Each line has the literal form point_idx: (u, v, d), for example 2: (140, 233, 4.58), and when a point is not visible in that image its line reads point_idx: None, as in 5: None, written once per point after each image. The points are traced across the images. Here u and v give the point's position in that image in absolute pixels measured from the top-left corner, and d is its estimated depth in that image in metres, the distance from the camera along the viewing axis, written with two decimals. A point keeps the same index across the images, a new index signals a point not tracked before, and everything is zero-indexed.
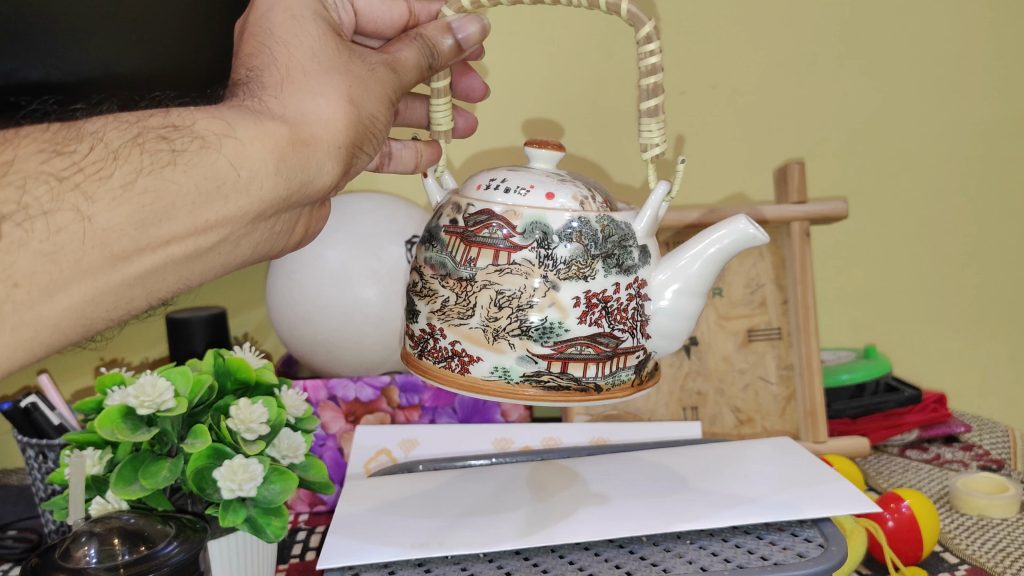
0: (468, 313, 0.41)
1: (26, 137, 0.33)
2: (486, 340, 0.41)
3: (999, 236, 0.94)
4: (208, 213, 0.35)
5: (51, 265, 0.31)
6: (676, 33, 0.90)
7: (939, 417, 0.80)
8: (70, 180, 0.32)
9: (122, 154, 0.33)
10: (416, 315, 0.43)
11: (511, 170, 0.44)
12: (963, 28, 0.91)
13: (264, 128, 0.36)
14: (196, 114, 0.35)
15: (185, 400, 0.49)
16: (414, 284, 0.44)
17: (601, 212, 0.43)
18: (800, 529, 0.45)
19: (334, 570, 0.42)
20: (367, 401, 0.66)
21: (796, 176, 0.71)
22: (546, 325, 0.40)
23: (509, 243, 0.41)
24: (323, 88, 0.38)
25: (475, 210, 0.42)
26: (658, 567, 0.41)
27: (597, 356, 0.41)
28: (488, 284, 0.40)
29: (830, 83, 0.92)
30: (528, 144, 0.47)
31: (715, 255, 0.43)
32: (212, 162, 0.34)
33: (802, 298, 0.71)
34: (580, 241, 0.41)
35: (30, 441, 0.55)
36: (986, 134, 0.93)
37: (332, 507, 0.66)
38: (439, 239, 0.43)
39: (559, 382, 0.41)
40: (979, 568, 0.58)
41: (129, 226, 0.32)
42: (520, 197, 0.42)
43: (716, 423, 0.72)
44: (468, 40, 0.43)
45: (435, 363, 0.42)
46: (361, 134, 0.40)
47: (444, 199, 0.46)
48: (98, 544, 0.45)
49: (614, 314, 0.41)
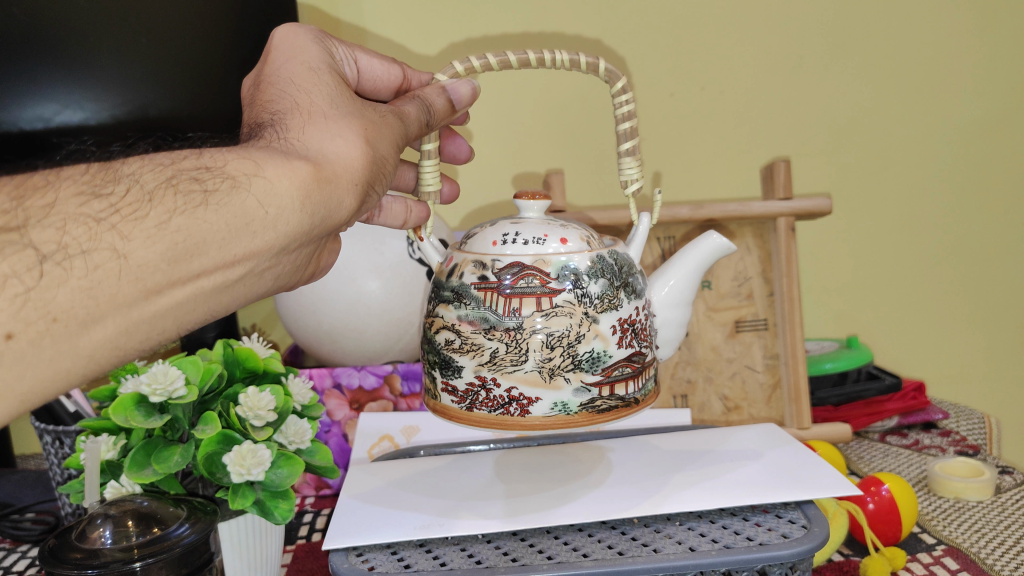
0: (522, 358, 0.43)
1: (66, 179, 0.33)
2: (543, 380, 0.43)
3: (978, 230, 0.98)
4: (236, 248, 0.35)
5: (88, 300, 0.31)
6: (666, 36, 0.93)
7: (918, 404, 0.84)
8: (106, 221, 0.31)
9: (156, 195, 0.33)
10: (457, 370, 0.45)
11: (515, 223, 0.47)
12: (943, 30, 0.94)
13: (292, 166, 0.36)
14: (226, 155, 0.36)
15: (196, 388, 0.48)
16: (449, 340, 0.45)
17: (606, 248, 0.47)
18: (784, 511, 0.47)
19: (337, 551, 0.43)
20: (371, 389, 0.68)
21: (782, 174, 0.73)
22: (594, 354, 0.44)
23: (547, 289, 0.44)
24: (342, 131, 0.39)
25: (505, 264, 0.45)
26: (650, 546, 0.43)
27: (633, 373, 0.45)
28: (537, 330, 0.43)
29: (815, 83, 0.95)
30: (518, 197, 0.50)
31: (695, 267, 0.50)
32: (243, 201, 0.34)
33: (787, 290, 0.73)
34: (604, 276, 0.45)
35: (47, 428, 0.60)
36: (965, 131, 0.96)
37: (337, 490, 0.70)
38: (472, 296, 0.44)
39: (609, 403, 0.44)
40: (955, 548, 0.59)
41: (163, 261, 0.32)
42: (541, 247, 0.45)
43: (704, 411, 0.75)
44: (460, 99, 0.47)
45: (491, 412, 0.44)
46: (376, 173, 0.41)
47: (452, 258, 0.47)
48: (113, 525, 0.42)
49: (641, 333, 0.46)
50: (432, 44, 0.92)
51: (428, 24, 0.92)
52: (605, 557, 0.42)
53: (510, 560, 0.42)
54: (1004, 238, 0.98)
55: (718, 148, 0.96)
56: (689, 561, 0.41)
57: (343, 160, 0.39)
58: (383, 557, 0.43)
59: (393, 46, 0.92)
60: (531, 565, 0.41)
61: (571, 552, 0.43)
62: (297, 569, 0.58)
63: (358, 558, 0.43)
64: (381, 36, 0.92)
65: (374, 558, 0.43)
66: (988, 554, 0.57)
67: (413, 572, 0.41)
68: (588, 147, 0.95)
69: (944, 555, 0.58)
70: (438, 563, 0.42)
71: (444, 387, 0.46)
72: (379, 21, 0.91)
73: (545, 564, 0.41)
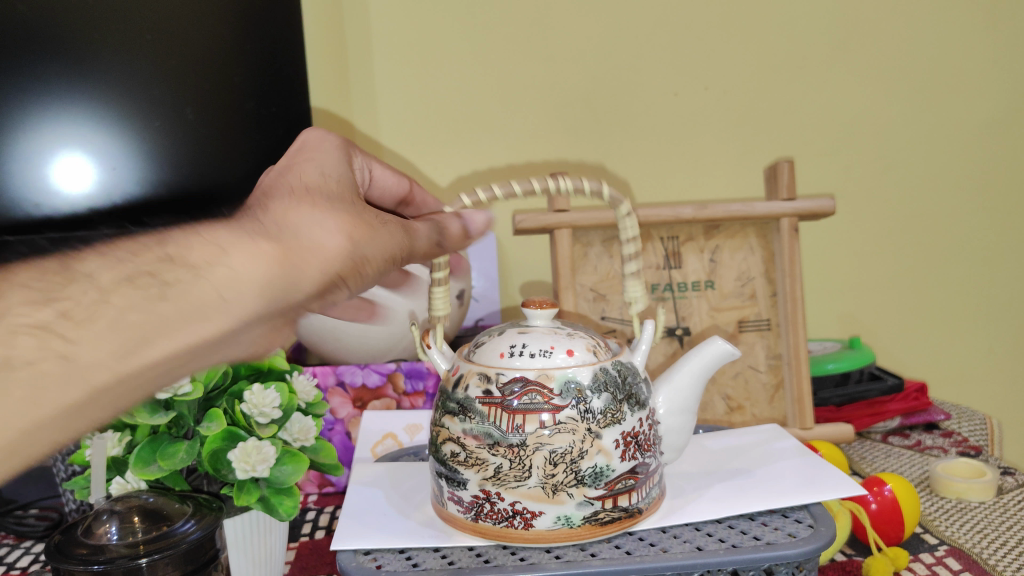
0: (525, 474, 0.43)
1: (24, 275, 0.30)
2: (546, 495, 0.43)
3: (979, 232, 0.98)
4: (186, 339, 0.31)
5: (31, 404, 0.28)
6: (669, 36, 0.93)
7: (919, 405, 0.84)
8: (54, 323, 0.29)
9: (109, 292, 0.30)
10: (462, 483, 0.44)
11: (523, 333, 0.48)
12: (946, 32, 0.94)
13: (258, 250, 0.33)
14: (190, 240, 0.32)
15: (201, 385, 0.48)
16: (454, 453, 0.44)
17: (613, 358, 0.47)
18: (791, 511, 0.47)
19: (345, 550, 0.43)
20: (375, 387, 0.68)
21: (786, 173, 0.73)
22: (597, 469, 0.43)
23: (550, 406, 0.43)
24: (323, 222, 0.36)
25: (508, 379, 0.44)
26: (657, 547, 0.43)
27: (636, 484, 0.45)
28: (540, 446, 0.42)
29: (817, 85, 0.95)
30: (527, 304, 0.50)
31: (700, 373, 0.50)
32: (199, 288, 0.31)
33: (790, 290, 0.73)
34: (608, 391, 0.45)
35: None
36: (968, 133, 0.96)
37: (341, 488, 0.71)
38: (477, 410, 0.44)
39: (612, 515, 0.44)
40: (957, 549, 0.59)
41: (112, 358, 0.29)
42: (547, 360, 0.45)
43: (706, 410, 0.75)
44: (474, 227, 0.46)
45: (494, 523, 0.43)
46: (351, 272, 0.37)
47: (458, 368, 0.47)
48: (119, 521, 0.42)
49: (644, 445, 0.45)
50: (436, 43, 0.92)
51: (433, 23, 0.92)
52: (614, 557, 0.42)
53: (517, 560, 0.42)
54: (1006, 239, 0.98)
55: (721, 148, 0.96)
56: (698, 560, 0.41)
57: (330, 255, 0.36)
58: (392, 556, 0.43)
59: (397, 45, 0.92)
60: (539, 564, 0.41)
61: (579, 551, 0.43)
62: (301, 566, 0.58)
63: (366, 557, 0.43)
64: (386, 35, 0.92)
65: (383, 557, 0.43)
66: (991, 555, 0.57)
67: (421, 571, 0.41)
68: (591, 146, 0.95)
69: (947, 555, 0.58)
70: (446, 562, 0.42)
71: (450, 496, 0.45)
72: (383, 19, 0.91)
73: (554, 564, 0.41)
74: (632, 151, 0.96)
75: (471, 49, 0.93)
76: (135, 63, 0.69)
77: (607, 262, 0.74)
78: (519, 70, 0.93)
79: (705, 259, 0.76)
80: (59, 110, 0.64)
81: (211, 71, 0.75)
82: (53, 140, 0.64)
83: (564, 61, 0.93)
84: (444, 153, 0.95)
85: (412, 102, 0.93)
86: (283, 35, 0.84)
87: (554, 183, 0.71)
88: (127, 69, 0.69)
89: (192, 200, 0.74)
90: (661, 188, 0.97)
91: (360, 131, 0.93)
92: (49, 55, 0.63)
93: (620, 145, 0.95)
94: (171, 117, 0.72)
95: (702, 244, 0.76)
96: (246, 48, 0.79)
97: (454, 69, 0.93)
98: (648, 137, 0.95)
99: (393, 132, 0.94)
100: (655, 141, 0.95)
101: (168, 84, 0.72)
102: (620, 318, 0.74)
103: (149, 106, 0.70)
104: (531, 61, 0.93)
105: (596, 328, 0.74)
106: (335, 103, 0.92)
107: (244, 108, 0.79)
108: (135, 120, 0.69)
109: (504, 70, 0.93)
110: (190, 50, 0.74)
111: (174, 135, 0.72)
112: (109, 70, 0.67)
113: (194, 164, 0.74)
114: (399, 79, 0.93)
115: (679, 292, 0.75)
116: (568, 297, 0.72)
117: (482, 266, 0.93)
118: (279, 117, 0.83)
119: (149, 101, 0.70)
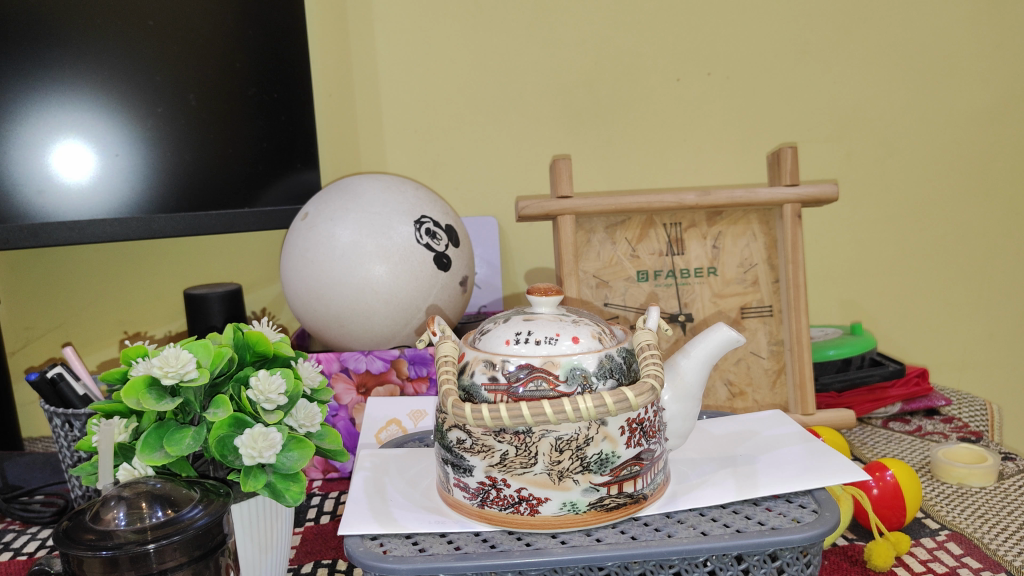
0: (531, 462, 0.43)
1: None
2: (552, 481, 0.43)
3: (980, 219, 0.98)
4: None
5: None
6: (669, 20, 0.93)
7: (921, 390, 0.85)
8: None
9: None
10: (468, 469, 0.44)
11: (529, 321, 0.47)
12: (949, 17, 0.94)
13: None
14: None
15: (208, 371, 0.48)
16: (459, 440, 0.44)
17: (618, 345, 0.47)
18: (795, 496, 0.47)
19: (352, 535, 0.44)
20: (378, 372, 0.69)
21: (789, 159, 0.72)
22: (602, 456, 0.43)
23: (555, 392, 0.44)
24: None
25: (514, 366, 0.44)
26: (663, 531, 0.44)
27: (641, 471, 0.45)
28: (546, 434, 0.42)
29: (821, 70, 0.94)
30: (530, 291, 0.49)
31: (705, 359, 0.50)
32: None
33: (792, 277, 0.73)
34: (613, 374, 0.45)
35: (57, 411, 0.61)
36: (970, 118, 0.96)
37: (345, 473, 0.72)
38: (482, 397, 0.44)
39: (617, 501, 0.44)
40: (958, 533, 0.60)
41: None
42: (553, 347, 0.45)
43: (708, 396, 0.75)
44: None
45: (501, 510, 0.44)
46: None
47: (466, 355, 0.47)
48: (127, 507, 0.42)
49: (649, 432, 0.45)
50: (436, 27, 0.91)
51: (433, 6, 0.91)
52: (619, 542, 0.42)
53: (523, 545, 0.43)
54: (1006, 224, 0.98)
55: (722, 134, 0.96)
56: (702, 545, 0.41)
57: None
58: (400, 542, 0.44)
59: (396, 29, 0.91)
60: (545, 549, 0.42)
61: (584, 537, 0.43)
62: (306, 551, 0.59)
63: (373, 542, 0.44)
64: (386, 19, 0.91)
65: (390, 542, 0.43)
66: (991, 539, 0.58)
67: (428, 556, 0.42)
68: (593, 131, 0.95)
69: (948, 540, 0.59)
70: (453, 547, 0.43)
71: (455, 483, 0.45)
72: (383, 2, 0.90)
73: (560, 549, 0.42)
74: (634, 137, 0.95)
75: (472, 33, 0.92)
76: (134, 51, 0.70)
77: (609, 249, 0.74)
78: (521, 55, 0.93)
79: (708, 245, 0.76)
80: (61, 97, 0.67)
81: (216, 57, 0.73)
82: (53, 127, 0.67)
83: (565, 45, 0.93)
84: (445, 138, 0.94)
85: (413, 86, 0.92)
86: (286, 22, 0.76)
87: (556, 169, 0.71)
88: (126, 57, 0.69)
89: (197, 188, 0.73)
90: (663, 174, 0.96)
91: (360, 116, 0.93)
92: (47, 43, 0.66)
93: (621, 131, 0.95)
94: (173, 103, 0.72)
95: (705, 231, 0.76)
96: (251, 32, 0.75)
97: (455, 53, 0.92)
98: (650, 123, 0.95)
99: (395, 118, 0.93)
100: (657, 127, 0.95)
101: (171, 71, 0.71)
102: (623, 303, 0.75)
103: (149, 92, 0.70)
104: (532, 46, 0.92)
105: (599, 314, 0.75)
106: (335, 90, 0.91)
107: (246, 94, 0.75)
108: (134, 105, 0.70)
109: (504, 54, 0.92)
110: (194, 36, 0.72)
111: (178, 123, 0.72)
112: (106, 57, 0.69)
113: (199, 151, 0.73)
114: (399, 63, 0.92)
115: (681, 279, 0.75)
116: (571, 284, 0.72)
117: (483, 253, 0.94)
118: (286, 106, 0.77)
119: (150, 86, 0.70)
